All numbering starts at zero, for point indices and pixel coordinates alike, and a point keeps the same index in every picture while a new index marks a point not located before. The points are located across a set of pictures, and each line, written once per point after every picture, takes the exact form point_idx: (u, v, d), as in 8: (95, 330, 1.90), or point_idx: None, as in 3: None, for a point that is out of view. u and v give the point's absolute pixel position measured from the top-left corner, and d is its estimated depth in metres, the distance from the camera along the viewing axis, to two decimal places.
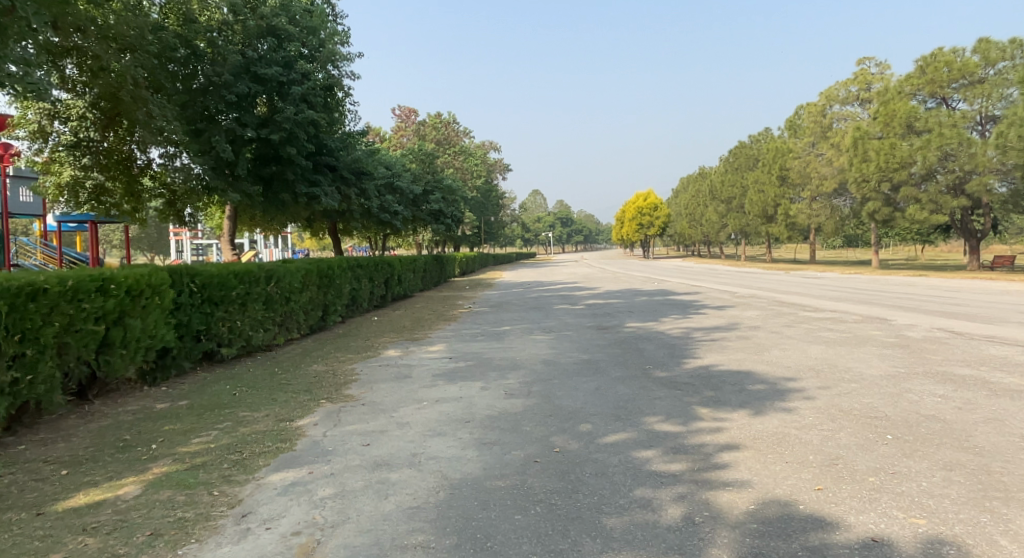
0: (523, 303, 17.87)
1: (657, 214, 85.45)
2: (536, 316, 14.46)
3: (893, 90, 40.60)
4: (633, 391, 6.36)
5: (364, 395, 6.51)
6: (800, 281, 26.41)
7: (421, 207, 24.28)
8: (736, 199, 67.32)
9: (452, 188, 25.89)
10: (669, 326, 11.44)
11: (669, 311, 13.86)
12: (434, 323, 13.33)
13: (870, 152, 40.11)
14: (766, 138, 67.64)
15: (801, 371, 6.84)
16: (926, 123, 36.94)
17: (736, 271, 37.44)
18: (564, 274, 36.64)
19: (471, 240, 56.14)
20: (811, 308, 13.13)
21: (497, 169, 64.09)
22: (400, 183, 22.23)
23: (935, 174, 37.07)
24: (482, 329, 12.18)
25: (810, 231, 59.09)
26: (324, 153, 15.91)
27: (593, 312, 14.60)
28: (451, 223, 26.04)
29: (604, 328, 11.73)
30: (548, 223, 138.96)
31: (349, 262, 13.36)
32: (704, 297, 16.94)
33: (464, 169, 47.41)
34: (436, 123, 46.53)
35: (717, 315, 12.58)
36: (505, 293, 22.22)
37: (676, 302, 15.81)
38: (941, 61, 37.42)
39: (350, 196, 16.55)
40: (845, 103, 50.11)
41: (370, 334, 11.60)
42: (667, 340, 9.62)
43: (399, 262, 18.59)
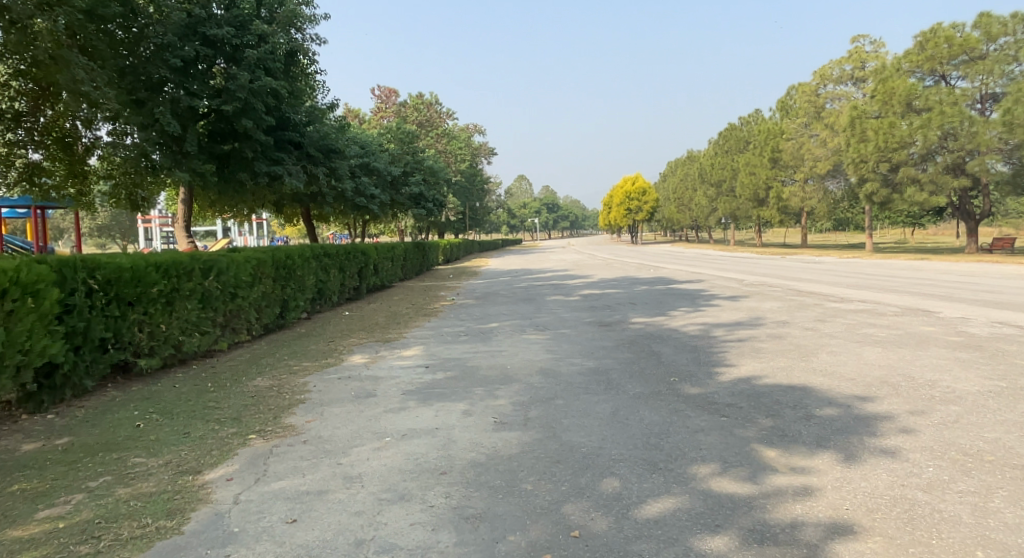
0: (512, 294, 16.32)
1: (645, 199, 84.04)
2: (527, 309, 12.94)
3: (891, 68, 39.31)
4: (663, 418, 4.87)
5: (309, 425, 4.94)
6: (802, 267, 25.09)
7: (401, 190, 22.57)
8: (726, 182, 65.99)
9: (435, 170, 24.15)
10: (682, 321, 9.95)
11: (676, 303, 12.40)
12: (412, 319, 11.74)
13: (867, 133, 38.87)
14: (756, 120, 66.28)
15: (874, 387, 5.37)
16: (926, 101, 35.69)
17: (731, 256, 36.18)
18: (553, 260, 35.07)
19: (456, 226, 54.46)
20: (836, 298, 11.73)
21: (483, 153, 62.25)
22: (378, 164, 20.52)
23: (937, 154, 35.86)
24: (467, 326, 10.63)
25: (802, 215, 57.94)
26: (287, 127, 14.24)
27: (591, 305, 13.09)
28: (433, 208, 24.32)
29: (607, 324, 10.24)
30: (535, 208, 137.14)
31: (313, 249, 11.68)
32: (709, 286, 15.50)
33: (447, 153, 45.60)
34: (418, 104, 44.64)
35: (734, 308, 11.11)
36: (491, 283, 20.62)
37: (681, 292, 14.37)
38: (941, 37, 36.11)
39: (318, 176, 14.89)
40: (839, 82, 48.74)
41: (336, 334, 9.98)
42: (686, 340, 8.14)
43: (375, 250, 16.92)
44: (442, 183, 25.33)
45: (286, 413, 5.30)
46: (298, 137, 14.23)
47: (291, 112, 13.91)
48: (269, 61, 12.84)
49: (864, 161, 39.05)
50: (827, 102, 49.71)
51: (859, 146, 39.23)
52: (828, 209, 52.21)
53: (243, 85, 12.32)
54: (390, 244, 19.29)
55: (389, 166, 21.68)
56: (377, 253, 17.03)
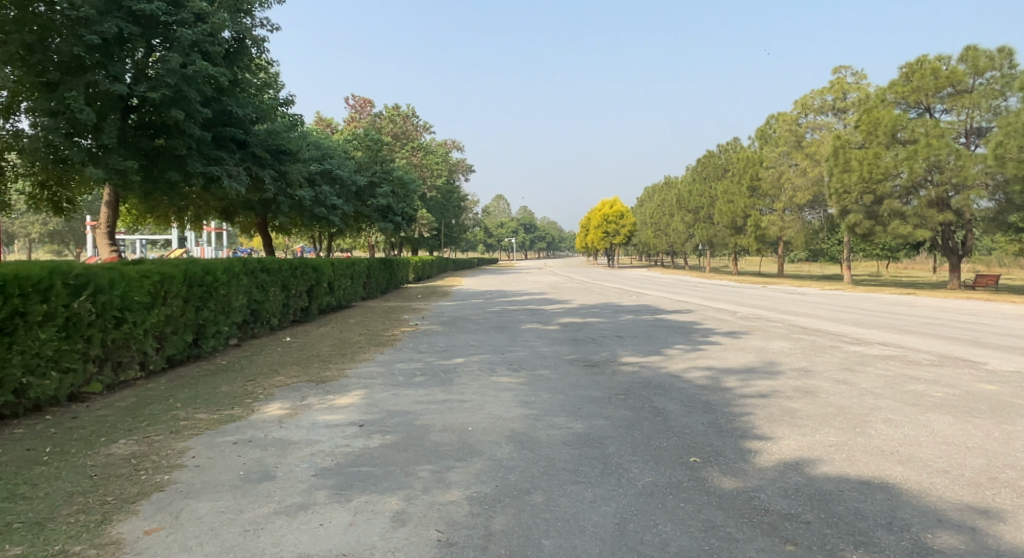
0: (481, 321, 14.57)
1: (623, 222, 83.10)
2: (498, 341, 11.18)
3: (875, 99, 38.68)
4: (696, 542, 3.20)
5: (141, 548, 3.18)
6: (790, 299, 23.80)
7: (366, 202, 20.77)
8: (704, 209, 65.21)
9: (405, 181, 22.38)
10: (682, 364, 8.31)
11: (669, 339, 10.77)
12: (362, 349, 9.98)
13: (851, 163, 37.85)
14: (735, 148, 65.83)
15: (989, 488, 3.76)
16: (912, 133, 34.88)
17: (712, 284, 34.85)
18: (527, 283, 33.40)
19: (429, 243, 52.67)
20: (852, 339, 10.22)
21: (460, 170, 60.72)
22: (339, 173, 18.77)
23: (922, 187, 35.01)
24: (424, 362, 8.84)
25: (779, 244, 57.26)
26: (229, 122, 12.49)
27: (571, 338, 11.39)
28: (403, 222, 22.50)
29: (592, 364, 8.55)
30: (511, 228, 135.90)
31: (245, 264, 9.90)
32: (701, 319, 13.96)
33: (423, 167, 44.02)
34: (393, 115, 43.00)
35: (740, 349, 9.49)
36: (460, 306, 18.86)
37: (671, 326, 12.76)
38: (927, 69, 35.48)
39: (265, 181, 13.06)
40: (821, 113, 48.07)
41: (260, 369, 8.18)
42: (695, 394, 6.47)
43: (331, 266, 15.13)
44: (413, 196, 23.53)
45: (111, 521, 3.50)
46: (242, 135, 12.45)
47: (234, 105, 12.18)
48: (207, 45, 11.16)
49: (848, 192, 37.88)
50: (808, 131, 49.03)
51: (843, 176, 38.14)
52: (807, 239, 51.46)
53: (174, 69, 10.61)
54: (351, 260, 17.47)
55: (354, 176, 19.90)
56: (332, 269, 15.24)
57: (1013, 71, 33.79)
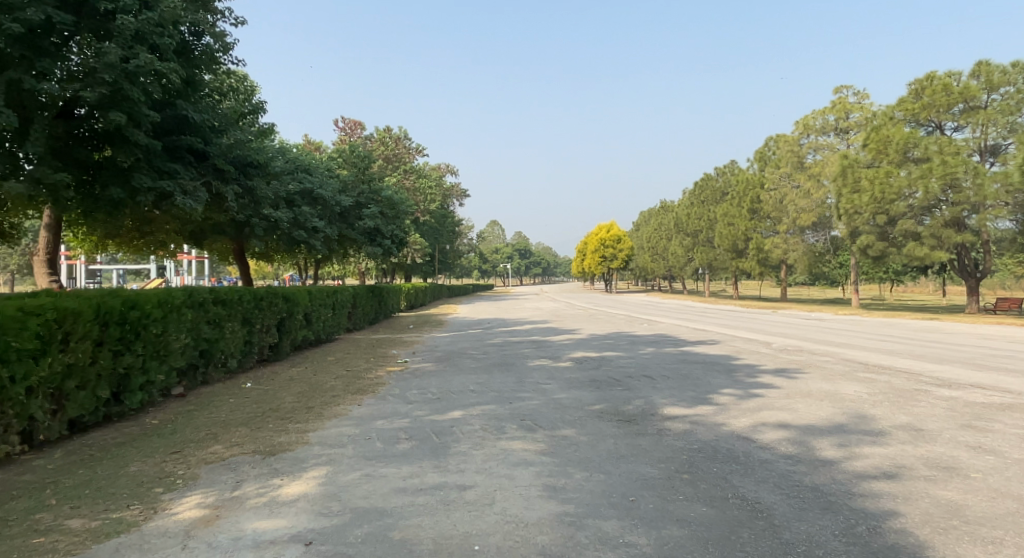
0: (480, 356, 12.67)
1: (619, 247, 81.31)
2: (502, 383, 9.28)
3: (884, 116, 36.92)
4: None
5: None
6: (811, 326, 21.97)
7: (351, 224, 18.93)
8: (703, 232, 63.50)
9: (395, 201, 20.49)
10: (745, 419, 6.43)
11: (711, 380, 8.89)
12: (336, 398, 8.09)
13: (862, 183, 36.05)
14: (733, 171, 64.49)
15: None
16: (925, 151, 33.03)
17: (720, 310, 32.97)
18: (526, 310, 31.43)
19: (422, 269, 50.74)
20: (935, 381, 8.36)
21: (454, 194, 58.93)
22: (320, 192, 16.96)
23: (937, 208, 33.22)
24: (412, 417, 6.94)
25: (782, 268, 55.58)
26: (185, 129, 10.65)
27: (591, 378, 9.49)
28: (394, 245, 20.59)
29: (626, 418, 6.66)
30: (505, 254, 134.15)
31: (189, 296, 8.01)
32: (734, 353, 12.07)
33: (415, 191, 42.28)
34: (384, 138, 41.30)
35: (806, 394, 7.62)
36: (456, 337, 16.90)
37: (703, 361, 10.88)
38: (939, 84, 33.55)
39: (228, 199, 11.19)
40: (823, 133, 46.52)
41: (194, 432, 6.27)
42: (790, 472, 4.61)
43: (307, 295, 13.21)
44: (404, 218, 21.65)
45: None
46: (201, 145, 10.61)
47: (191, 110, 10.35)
48: (154, 36, 9.36)
49: (859, 212, 36.04)
50: (811, 152, 47.45)
51: (853, 196, 36.28)
52: (811, 262, 49.74)
53: (112, 63, 8.79)
54: (333, 287, 15.63)
55: (337, 195, 18.08)
56: (309, 298, 13.39)
57: None
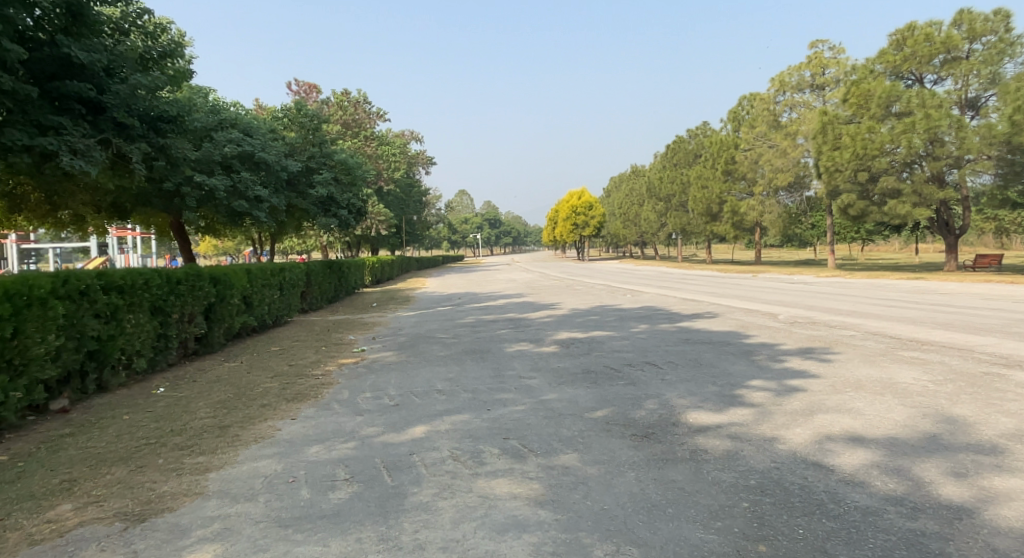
0: (450, 341, 10.96)
1: (591, 214, 79.76)
2: (478, 379, 7.61)
3: (863, 70, 35.58)
4: None
5: None
6: (803, 291, 20.64)
7: (301, 192, 16.92)
8: (676, 196, 62.17)
9: (351, 165, 18.41)
10: (802, 430, 4.87)
11: (732, 368, 7.32)
12: (265, 409, 6.34)
13: (842, 139, 34.61)
14: (706, 132, 63.07)
15: None
16: (908, 105, 31.64)
17: (702, 276, 31.66)
18: (500, 281, 29.74)
19: (390, 241, 48.59)
20: (1002, 361, 6.91)
21: (420, 162, 56.50)
22: (261, 155, 14.94)
23: (918, 163, 32.12)
24: (359, 439, 5.21)
25: (757, 230, 54.60)
26: (72, 74, 8.71)
27: (584, 369, 7.87)
28: (353, 216, 18.63)
29: (645, 432, 5.05)
30: (475, 225, 131.72)
31: (59, 285, 6.19)
32: (739, 328, 10.57)
33: (377, 159, 39.96)
34: (342, 102, 38.75)
35: (858, 385, 6.10)
36: (423, 317, 15.15)
37: (710, 341, 9.33)
38: (920, 34, 32.14)
39: (134, 160, 9.30)
40: (799, 90, 45.10)
41: (46, 476, 4.55)
42: (918, 542, 3.06)
43: (244, 276, 11.30)
44: (363, 184, 19.64)
45: None
46: (93, 92, 8.71)
47: (75, 47, 8.44)
48: None
49: (839, 170, 34.73)
50: (786, 111, 46.10)
51: (832, 153, 34.82)
52: (786, 223, 48.80)
53: None
54: (282, 265, 13.75)
55: (283, 160, 16.07)
56: (249, 278, 11.53)
57: (1011, 35, 30.53)
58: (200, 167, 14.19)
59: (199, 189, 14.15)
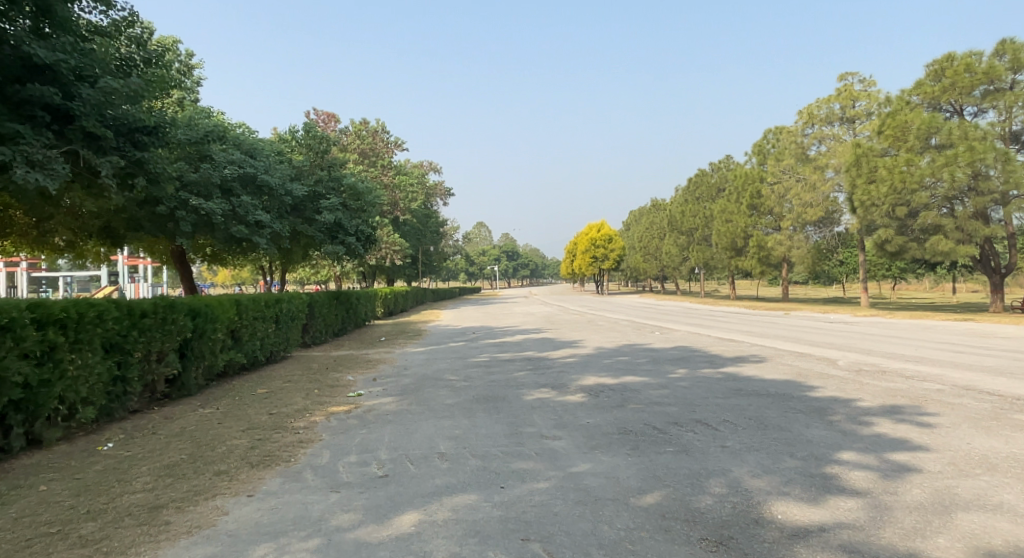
0: (461, 385, 9.58)
1: (611, 247, 78.36)
2: (492, 437, 6.22)
3: (897, 101, 34.12)
4: None
5: None
6: (847, 331, 19.00)
7: (308, 218, 15.77)
8: (699, 230, 60.66)
9: (360, 190, 17.24)
10: (949, 543, 3.42)
11: (807, 432, 5.86)
12: (217, 480, 5.01)
13: (878, 172, 33.03)
14: (729, 166, 61.76)
15: None
16: (949, 137, 29.99)
17: (730, 312, 30.05)
18: (517, 315, 28.34)
19: (405, 272, 47.48)
20: None
21: (438, 193, 55.68)
22: (263, 178, 13.81)
23: (962, 198, 30.59)
24: (326, 535, 3.87)
25: (784, 266, 52.79)
26: (37, 76, 7.65)
27: (622, 427, 6.44)
28: (362, 244, 17.41)
29: (719, 537, 3.64)
30: (493, 257, 130.87)
31: None
32: (796, 377, 9.07)
33: (394, 189, 39.10)
34: (360, 130, 38.01)
35: (989, 466, 4.65)
36: (434, 354, 13.77)
37: (767, 393, 7.86)
38: (959, 64, 30.72)
39: (103, 175, 8.09)
40: (828, 123, 43.73)
41: None
42: None
43: (232, 309, 10.04)
44: (374, 211, 18.48)
45: None
46: (58, 97, 7.56)
47: (38, 46, 7.35)
48: None
49: (875, 204, 33.12)
50: (814, 145, 44.71)
51: (868, 187, 33.18)
52: (815, 259, 47.05)
53: None
54: (280, 295, 12.52)
55: (288, 184, 14.95)
56: (238, 310, 10.30)
57: None
58: (197, 191, 13.10)
59: (194, 213, 13.03)
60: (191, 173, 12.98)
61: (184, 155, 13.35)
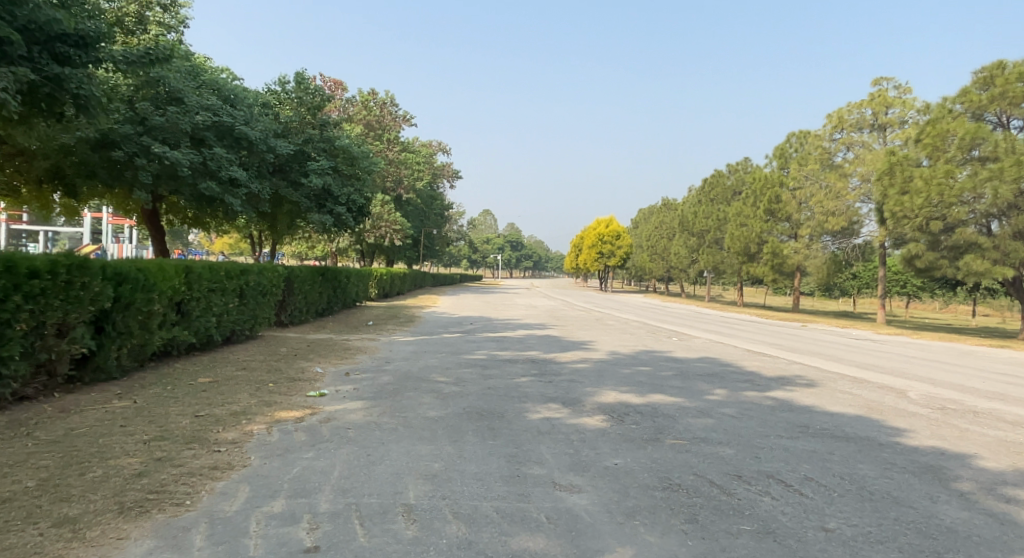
0: (451, 390, 7.76)
1: (618, 243, 76.44)
2: (486, 480, 4.43)
3: (939, 109, 31.97)
4: None
5: None
6: (883, 352, 17.19)
7: (293, 181, 13.91)
8: (710, 232, 58.69)
9: (355, 154, 15.32)
10: None
11: (938, 511, 4.06)
12: (47, 540, 3.26)
13: (913, 182, 30.89)
14: (747, 169, 59.70)
15: None
16: (995, 149, 27.88)
17: (744, 321, 28.17)
18: (518, 307, 26.51)
19: (406, 253, 45.64)
20: None
21: (445, 174, 53.64)
22: (241, 129, 11.93)
23: (1003, 216, 28.52)
24: None
25: (796, 276, 50.84)
26: None
27: (665, 477, 4.65)
28: (354, 215, 15.53)
29: None
30: (496, 246, 129.01)
31: None
32: (869, 412, 7.25)
33: (399, 165, 37.15)
34: (368, 101, 36.00)
35: None
36: (424, 346, 11.94)
37: (844, 436, 6.06)
38: (1012, 73, 28.55)
39: (6, 91, 6.20)
40: (858, 129, 41.61)
41: None
42: None
43: (177, 276, 8.22)
44: (370, 180, 16.59)
45: None
46: None
47: None
48: None
49: (907, 216, 31.07)
50: (841, 151, 42.54)
51: (902, 197, 31.11)
52: (830, 270, 45.12)
53: None
54: (248, 265, 10.70)
55: (271, 139, 13.08)
56: (187, 278, 8.49)
57: None
58: (163, 137, 11.26)
59: (157, 163, 11.21)
60: (155, 116, 11.14)
61: (149, 96, 11.50)
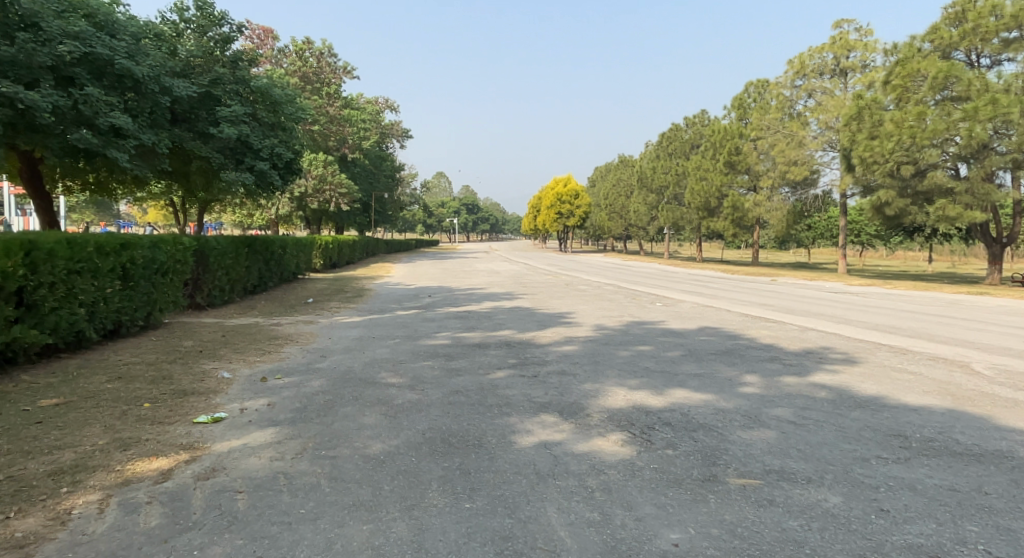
0: (404, 398, 5.68)
1: (576, 203, 74.53)
2: None
3: (907, 48, 30.42)
4: None
5: None
6: (880, 308, 15.62)
7: (201, 133, 11.39)
8: (669, 188, 57.12)
9: (278, 98, 12.73)
10: None
11: None
12: None
13: (882, 127, 29.53)
14: (704, 121, 57.92)
15: None
16: (968, 89, 26.35)
17: (716, 278, 26.60)
18: (479, 273, 24.34)
19: (355, 219, 42.74)
20: None
21: (394, 134, 50.41)
22: (121, 63, 9.35)
23: (974, 158, 27.17)
24: None
25: (756, 229, 49.76)
26: None
27: None
28: (282, 171, 13.03)
29: None
30: (450, 210, 125.71)
31: None
32: (963, 404, 5.47)
33: (341, 123, 34.06)
34: (302, 51, 32.64)
35: None
36: (370, 329, 9.77)
37: (972, 454, 4.23)
38: (984, 6, 26.62)
39: None
40: (819, 74, 40.03)
41: None
42: None
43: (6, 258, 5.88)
44: (299, 129, 14.03)
45: None
46: None
47: None
48: None
49: (877, 161, 29.67)
50: (802, 98, 40.88)
51: (871, 142, 29.69)
52: (792, 221, 44.02)
53: None
54: (132, 237, 8.29)
55: (166, 77, 10.51)
56: (25, 260, 6.16)
57: None
58: (14, 73, 8.70)
59: (7, 106, 8.66)
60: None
61: None
